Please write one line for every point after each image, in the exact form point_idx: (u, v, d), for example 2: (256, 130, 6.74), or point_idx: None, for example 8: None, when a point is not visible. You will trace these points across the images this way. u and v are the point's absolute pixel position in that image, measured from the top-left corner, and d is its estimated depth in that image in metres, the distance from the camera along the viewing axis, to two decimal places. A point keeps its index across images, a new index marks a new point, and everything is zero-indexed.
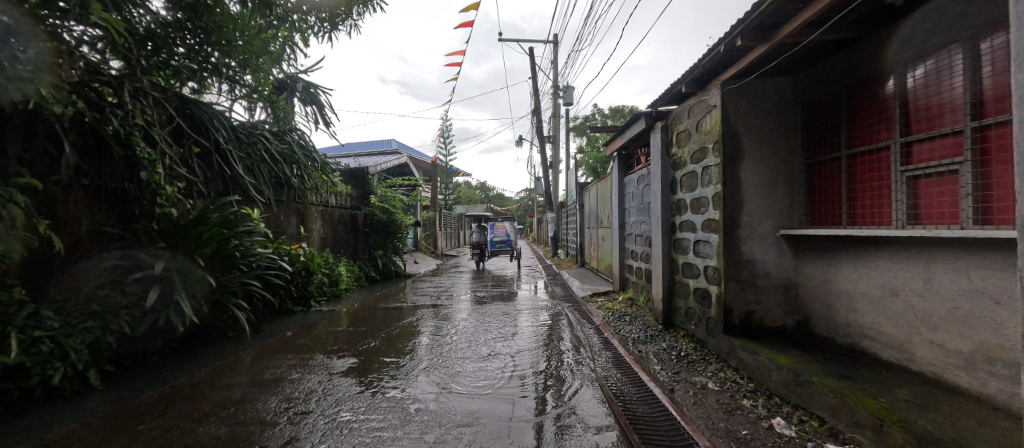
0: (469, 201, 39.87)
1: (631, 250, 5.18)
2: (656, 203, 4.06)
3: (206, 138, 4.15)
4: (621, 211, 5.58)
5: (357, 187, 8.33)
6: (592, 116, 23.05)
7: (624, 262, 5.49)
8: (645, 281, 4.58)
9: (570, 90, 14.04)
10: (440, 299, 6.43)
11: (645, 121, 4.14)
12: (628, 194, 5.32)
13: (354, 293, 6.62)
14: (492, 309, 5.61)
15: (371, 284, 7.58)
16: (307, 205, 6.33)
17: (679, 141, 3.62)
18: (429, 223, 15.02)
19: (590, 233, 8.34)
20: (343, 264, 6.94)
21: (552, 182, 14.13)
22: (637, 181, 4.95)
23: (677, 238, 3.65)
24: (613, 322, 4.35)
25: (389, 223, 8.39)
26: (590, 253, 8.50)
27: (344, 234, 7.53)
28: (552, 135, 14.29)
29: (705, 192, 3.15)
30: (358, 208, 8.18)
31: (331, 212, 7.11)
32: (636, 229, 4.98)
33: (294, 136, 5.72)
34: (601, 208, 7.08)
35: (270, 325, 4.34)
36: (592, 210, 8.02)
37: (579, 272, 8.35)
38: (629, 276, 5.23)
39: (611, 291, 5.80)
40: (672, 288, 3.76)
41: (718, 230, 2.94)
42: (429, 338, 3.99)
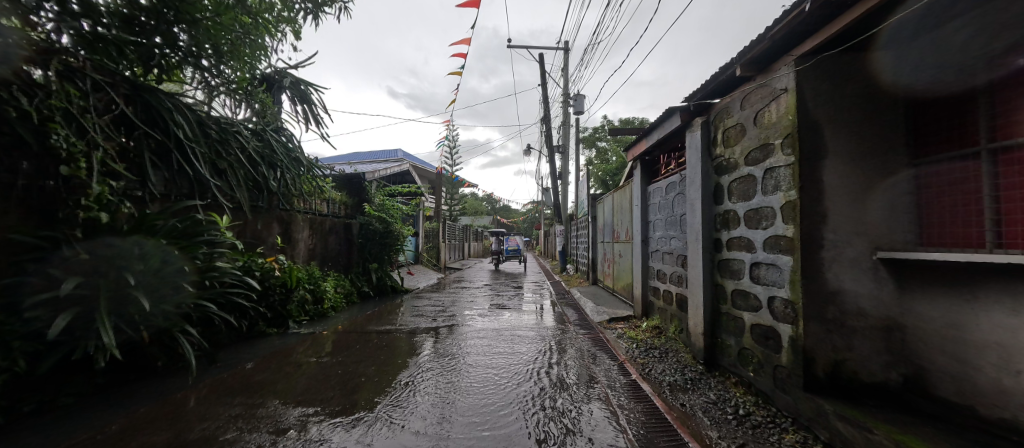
0: (475, 212, 39.26)
1: (658, 270, 4.46)
2: (693, 215, 3.36)
3: (163, 132, 3.50)
4: (644, 225, 4.87)
5: (352, 195, 7.73)
6: (602, 127, 22.48)
7: (648, 284, 4.76)
8: (678, 308, 3.85)
9: (581, 99, 13.49)
10: (438, 321, 5.73)
11: (680, 118, 3.47)
12: (653, 205, 4.61)
13: (341, 312, 5.97)
14: (494, 335, 4.95)
15: (362, 302, 6.89)
16: (293, 212, 5.71)
17: (728, 139, 2.92)
18: (431, 234, 14.35)
19: (604, 248, 7.62)
20: (331, 279, 6.28)
21: (561, 194, 13.47)
22: (664, 190, 4.27)
23: (725, 259, 2.95)
24: (640, 357, 3.62)
25: (385, 235, 7.74)
26: (603, 271, 7.76)
27: (335, 245, 6.90)
28: (561, 145, 13.67)
29: (768, 201, 2.46)
30: (352, 217, 7.56)
31: (320, 221, 6.49)
32: (664, 245, 4.27)
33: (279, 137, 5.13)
34: (619, 221, 6.36)
35: (233, 353, 3.69)
36: (607, 222, 7.31)
37: (592, 291, 7.61)
38: (654, 300, 4.50)
39: (632, 317, 5.06)
40: (717, 321, 3.04)
41: (792, 252, 2.24)
42: (427, 376, 3.32)
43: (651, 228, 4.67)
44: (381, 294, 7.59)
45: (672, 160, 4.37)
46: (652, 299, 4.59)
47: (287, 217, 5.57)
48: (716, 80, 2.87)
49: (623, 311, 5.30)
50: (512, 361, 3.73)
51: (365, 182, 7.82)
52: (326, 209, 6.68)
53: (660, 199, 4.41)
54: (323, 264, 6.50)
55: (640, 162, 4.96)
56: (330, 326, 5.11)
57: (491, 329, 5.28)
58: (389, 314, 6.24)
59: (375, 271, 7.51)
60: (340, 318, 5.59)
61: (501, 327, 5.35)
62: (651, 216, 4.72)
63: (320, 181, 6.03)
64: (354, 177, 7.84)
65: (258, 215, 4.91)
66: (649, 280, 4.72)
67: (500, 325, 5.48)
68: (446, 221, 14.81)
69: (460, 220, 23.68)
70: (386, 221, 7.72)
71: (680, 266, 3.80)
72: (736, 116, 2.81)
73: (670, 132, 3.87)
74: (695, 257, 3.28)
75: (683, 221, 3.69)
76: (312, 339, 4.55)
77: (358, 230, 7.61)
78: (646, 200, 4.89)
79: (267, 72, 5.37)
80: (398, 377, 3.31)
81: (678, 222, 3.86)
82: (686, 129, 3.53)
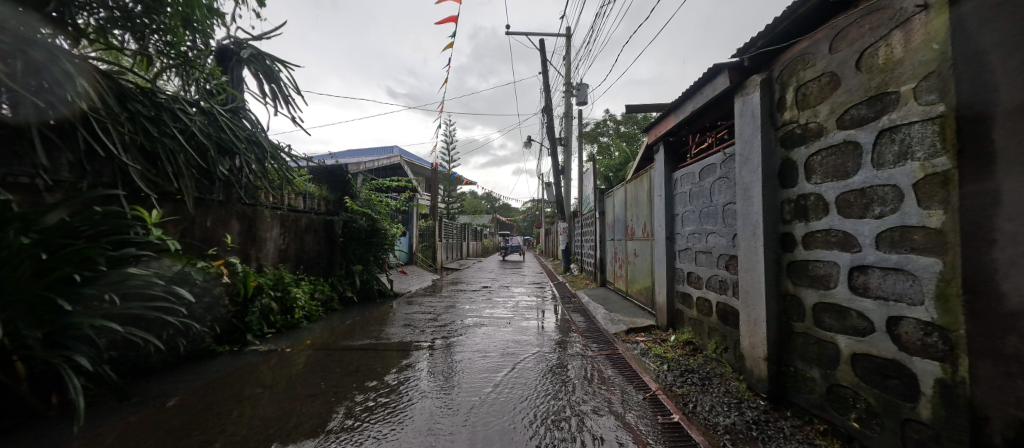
0: (474, 211, 38.47)
1: (688, 272, 3.70)
2: (744, 203, 2.61)
3: (53, 92, 2.63)
4: (669, 221, 4.09)
5: (334, 189, 6.96)
6: (603, 122, 21.74)
7: (675, 289, 3.99)
8: (720, 319, 3.09)
9: (584, 88, 12.70)
10: (431, 328, 5.07)
11: (726, 80, 2.71)
12: (682, 195, 3.84)
13: (317, 321, 5.21)
14: (493, 346, 4.32)
15: (344, 309, 6.13)
16: (258, 207, 4.95)
17: (807, 98, 2.16)
18: (427, 233, 13.56)
19: (614, 246, 6.85)
20: (306, 285, 5.51)
21: (564, 190, 12.71)
22: (698, 175, 3.50)
23: (801, 260, 2.19)
24: (675, 383, 2.87)
25: (371, 233, 6.88)
26: (614, 271, 7.00)
27: (313, 245, 6.14)
28: (563, 137, 12.88)
29: (883, 178, 1.70)
30: (333, 214, 6.80)
31: (295, 218, 5.73)
32: (696, 242, 3.52)
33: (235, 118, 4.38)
34: (633, 216, 5.58)
35: (162, 382, 2.93)
36: (619, 217, 6.54)
37: (601, 294, 6.84)
38: (684, 309, 3.74)
39: (655, 328, 4.28)
40: (789, 344, 2.27)
41: (940, 251, 1.48)
42: (426, 385, 3.14)
43: (679, 224, 3.91)
44: (367, 300, 6.82)
45: (708, 139, 3.59)
46: (681, 307, 3.83)
47: (251, 213, 4.79)
48: (789, 17, 2.10)
49: (643, 320, 4.53)
50: (516, 374, 3.36)
51: (347, 175, 7.02)
52: (300, 204, 5.90)
53: (691, 187, 3.64)
54: (298, 267, 5.73)
55: (663, 144, 4.18)
56: (299, 340, 4.33)
57: (493, 342, 4.48)
58: (374, 322, 5.51)
59: (360, 274, 6.71)
60: (314, 329, 4.82)
61: (503, 339, 4.58)
62: (678, 208, 3.95)
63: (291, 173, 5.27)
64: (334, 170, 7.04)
65: (209, 210, 4.13)
66: (677, 285, 3.94)
67: (503, 336, 4.70)
68: (442, 221, 14.05)
69: (458, 218, 22.87)
70: (371, 217, 6.86)
71: (723, 269, 3.04)
72: (821, 64, 2.04)
73: (710, 102, 3.09)
74: (751, 256, 2.51)
75: (730, 212, 2.92)
76: (274, 357, 3.78)
77: (341, 229, 6.84)
78: (671, 189, 4.11)
79: (224, 44, 4.61)
80: (389, 414, 2.58)
81: (719, 214, 3.09)
82: (733, 93, 2.75)
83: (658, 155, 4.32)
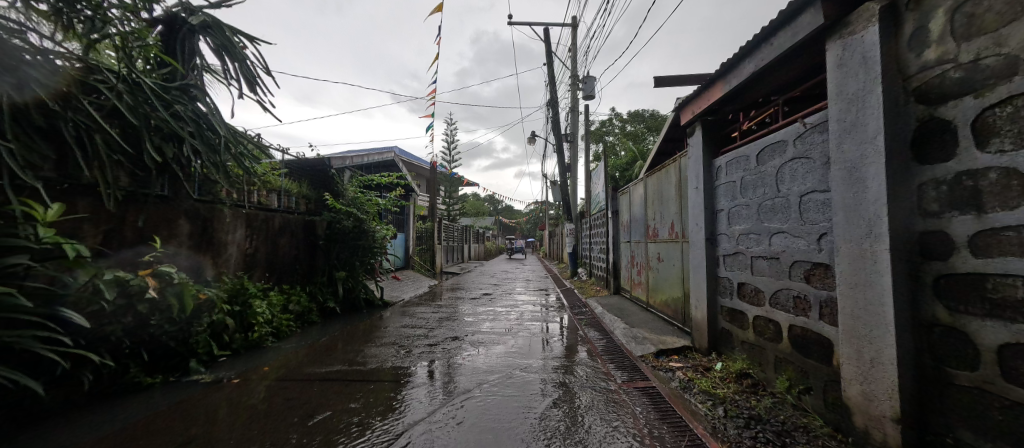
0: (476, 212, 37.57)
1: (739, 283, 2.91)
2: (845, 190, 1.84)
3: None
4: (711, 218, 3.30)
5: (315, 186, 6.20)
6: (609, 120, 20.93)
7: (718, 303, 3.21)
8: (794, 348, 2.31)
9: (592, 81, 11.92)
10: (421, 346, 4.30)
11: (814, 18, 1.94)
12: (730, 185, 3.06)
13: (287, 338, 4.45)
14: (494, 370, 3.56)
15: (324, 322, 5.37)
16: (219, 205, 4.23)
17: (976, 22, 1.40)
18: (425, 236, 12.70)
19: (632, 249, 6.04)
20: (277, 295, 4.76)
21: (570, 188, 11.90)
22: (754, 159, 2.72)
23: (967, 274, 1.42)
24: (742, 439, 2.07)
25: (357, 235, 6.08)
26: (631, 278, 6.19)
27: (289, 250, 5.38)
28: (570, 133, 12.13)
29: None
30: (313, 214, 6.04)
31: (266, 218, 4.98)
32: (753, 245, 2.74)
33: (185, 98, 3.65)
34: (657, 214, 4.79)
35: (49, 436, 2.19)
36: (637, 216, 5.74)
37: (616, 304, 6.03)
38: (734, 329, 2.96)
39: (693, 351, 3.46)
40: (940, 399, 1.51)
41: None
42: (418, 425, 2.46)
43: (725, 222, 3.12)
44: (352, 310, 6.05)
45: (769, 111, 2.81)
46: (729, 326, 3.05)
47: (208, 212, 4.06)
48: None
49: (674, 339, 3.75)
50: (528, 410, 2.64)
51: (330, 170, 6.26)
52: (273, 202, 5.16)
53: (743, 174, 2.86)
54: (270, 275, 4.97)
55: (700, 123, 3.39)
56: (257, 364, 3.56)
57: (496, 367, 3.63)
58: (356, 339, 4.74)
59: (345, 281, 5.95)
60: (281, 349, 4.07)
61: (507, 363, 3.74)
62: (722, 203, 3.16)
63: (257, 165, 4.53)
64: (317, 165, 6.29)
65: (145, 206, 3.39)
66: (722, 299, 3.15)
67: (507, 359, 3.86)
68: (441, 222, 13.23)
69: (459, 220, 22.11)
70: (357, 218, 6.07)
71: (800, 280, 2.27)
72: None
73: (780, 57, 2.32)
74: (861, 266, 1.74)
75: (814, 203, 2.14)
76: (223, 389, 3.04)
77: (324, 230, 6.10)
78: (712, 178, 3.31)
79: (174, 10, 3.88)
80: None
81: (794, 206, 2.32)
82: (824, 37, 1.99)
83: (692, 139, 3.54)
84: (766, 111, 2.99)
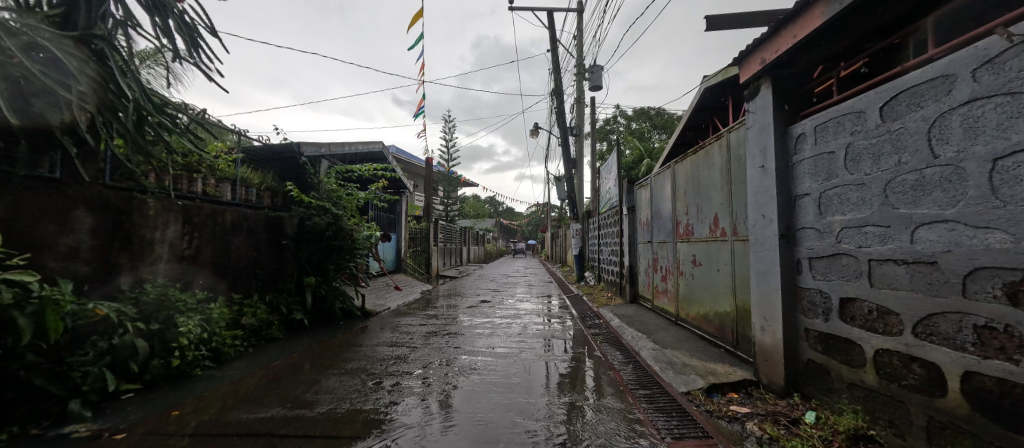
0: (476, 214, 36.69)
1: (844, 299, 2.02)
2: None
3: None
4: (786, 206, 2.41)
5: (284, 178, 5.33)
6: (614, 118, 19.99)
7: (800, 325, 2.31)
8: (982, 411, 1.41)
9: (598, 71, 11.03)
10: (399, 367, 3.40)
11: None
12: (820, 158, 2.18)
13: (232, 360, 3.56)
14: (490, 405, 2.67)
15: (288, 338, 4.46)
16: (144, 195, 3.35)
17: None
18: (419, 237, 11.72)
19: (655, 249, 5.13)
20: (224, 307, 3.85)
21: (575, 185, 10.97)
22: (874, 114, 1.84)
23: None
24: None
25: (332, 235, 5.18)
26: (653, 283, 5.27)
27: (248, 250, 4.50)
28: (576, 126, 11.25)
29: None
30: (281, 209, 5.15)
31: (217, 213, 4.10)
32: (871, 241, 1.86)
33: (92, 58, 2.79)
34: (692, 207, 3.90)
35: None
36: (662, 211, 4.84)
37: (637, 315, 5.12)
38: (836, 363, 2.07)
39: (760, 388, 2.54)
40: None
41: None
42: None
43: (811, 210, 2.23)
44: (325, 322, 5.16)
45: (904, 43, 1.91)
46: (824, 359, 2.15)
47: (125, 203, 3.18)
48: None
49: (728, 368, 2.83)
50: None
51: (301, 158, 5.36)
52: (225, 194, 4.28)
53: (850, 139, 1.98)
54: (219, 282, 4.06)
55: (768, 79, 2.50)
56: (172, 403, 2.67)
57: (493, 401, 2.73)
58: (321, 361, 3.84)
59: (316, 288, 5.04)
60: (218, 377, 3.18)
61: (506, 395, 2.84)
62: (806, 184, 2.27)
63: (188, 144, 3.66)
64: (286, 152, 5.41)
65: (12, 191, 2.52)
66: (808, 320, 2.26)
67: (506, 389, 2.95)
68: (436, 222, 12.34)
69: (458, 222, 21.26)
70: (333, 214, 5.17)
71: (992, 301, 1.38)
72: None
73: None
74: None
75: None
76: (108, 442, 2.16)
77: (294, 228, 5.22)
78: (788, 152, 2.42)
79: None
80: None
81: (974, 177, 1.43)
82: None
83: (754, 102, 2.66)
84: (862, 61, 2.11)
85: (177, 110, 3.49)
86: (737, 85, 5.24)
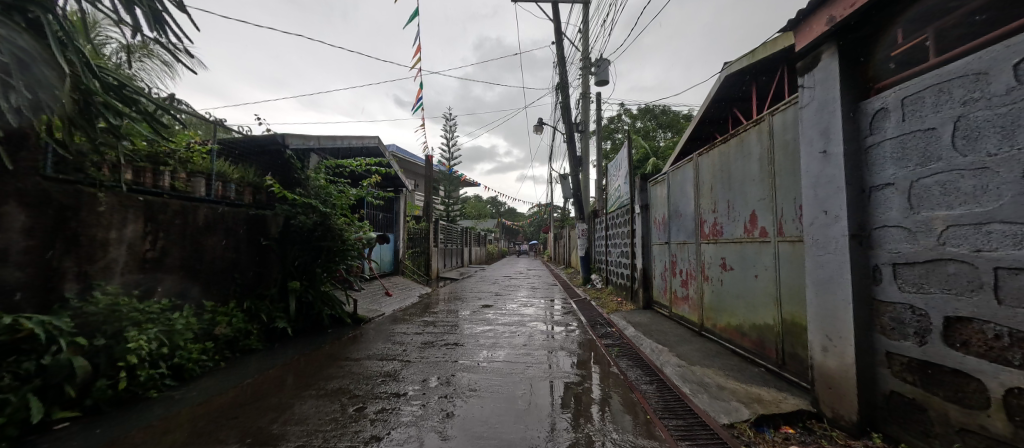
0: (477, 215, 36.25)
1: (951, 319, 1.58)
2: None
3: None
4: (857, 200, 1.97)
5: (267, 173, 4.90)
6: (618, 116, 19.46)
7: (879, 348, 1.86)
8: None
9: (605, 64, 10.55)
10: (390, 386, 2.97)
11: None
12: (912, 138, 1.73)
13: (199, 377, 3.12)
14: (494, 437, 2.22)
15: (268, 348, 4.02)
16: (96, 189, 2.93)
17: None
18: (418, 237, 11.25)
19: (673, 250, 4.67)
20: (193, 316, 3.42)
21: (581, 183, 10.49)
22: (1005, 75, 1.41)
23: None
24: None
25: (320, 235, 4.73)
26: (670, 288, 4.81)
27: (225, 252, 4.07)
28: (581, 122, 10.78)
29: None
30: (264, 207, 4.70)
31: (188, 210, 3.67)
32: (1000, 243, 1.41)
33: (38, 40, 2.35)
34: (721, 203, 3.45)
35: None
36: (683, 208, 4.38)
37: (654, 324, 4.66)
38: (940, 402, 1.62)
39: (823, 423, 2.09)
40: None
41: None
42: None
43: (896, 204, 1.79)
44: (312, 331, 4.72)
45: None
46: (919, 394, 1.70)
47: (71, 198, 2.75)
48: None
49: (777, 394, 2.38)
50: None
51: (286, 151, 4.92)
52: (198, 189, 3.85)
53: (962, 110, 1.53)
54: (189, 288, 3.62)
55: (832, 45, 2.05)
56: (115, 434, 2.24)
57: (498, 430, 2.30)
58: (306, 373, 3.42)
59: (301, 293, 4.59)
60: (179, 398, 2.74)
61: (512, 423, 2.40)
62: (888, 171, 1.83)
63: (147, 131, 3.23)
64: (270, 144, 4.98)
65: None
66: (892, 342, 1.81)
67: (512, 416, 2.51)
68: (436, 222, 11.90)
69: (458, 222, 20.81)
70: (321, 212, 4.71)
71: None
72: None
73: None
74: None
75: None
76: None
77: (279, 228, 4.77)
78: (860, 133, 1.98)
79: None
80: None
81: None
82: None
83: (812, 75, 2.21)
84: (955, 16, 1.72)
85: (134, 95, 3.02)
86: (763, 71, 4.77)
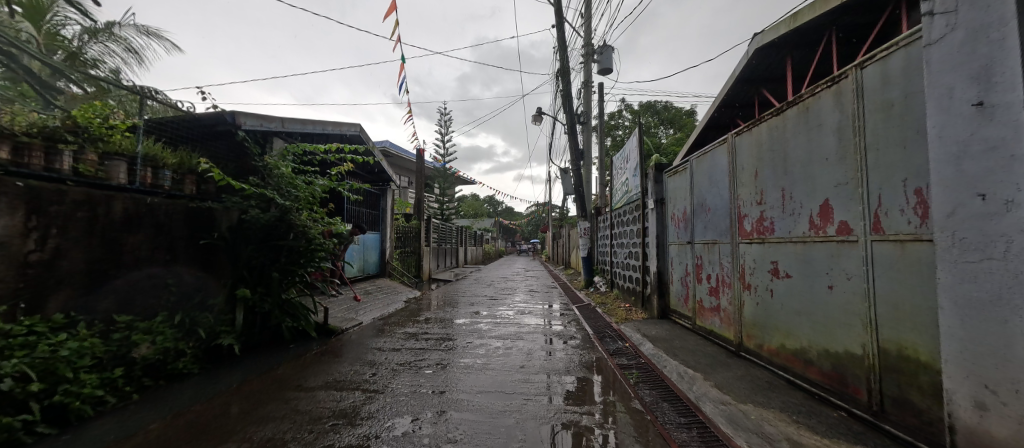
0: (474, 214, 35.48)
1: None
2: None
3: None
4: None
5: (215, 159, 4.14)
6: (619, 111, 18.71)
7: None
8: None
9: (608, 51, 9.81)
10: (342, 433, 2.22)
11: None
12: None
13: (91, 418, 2.37)
14: None
15: (207, 371, 3.28)
16: None
17: None
18: (408, 236, 10.49)
19: (698, 251, 3.94)
20: (94, 336, 2.66)
21: (583, 179, 9.76)
22: None
23: None
24: None
25: (279, 233, 3.93)
26: (693, 297, 4.08)
27: (155, 252, 3.31)
28: (582, 113, 10.04)
29: None
30: (212, 198, 3.94)
31: (99, 200, 2.92)
32: None
33: None
34: (771, 193, 2.72)
35: None
36: (712, 201, 3.65)
37: (675, 339, 3.94)
38: None
39: None
40: None
41: None
42: None
43: None
44: (269, 347, 3.96)
45: None
46: None
47: None
48: None
49: None
50: None
51: (240, 133, 4.15)
52: (116, 175, 3.11)
53: None
54: (99, 299, 2.86)
55: None
56: None
57: None
58: (245, 405, 2.67)
59: (253, 303, 3.82)
60: None
61: None
62: None
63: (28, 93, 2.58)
64: (218, 123, 4.23)
65: None
66: None
67: None
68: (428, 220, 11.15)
69: (453, 221, 20.04)
70: (280, 206, 3.90)
71: None
72: None
73: None
74: None
75: None
76: None
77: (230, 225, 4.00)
78: None
79: None
80: None
81: None
82: None
83: None
84: None
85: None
86: (803, 41, 4.04)
